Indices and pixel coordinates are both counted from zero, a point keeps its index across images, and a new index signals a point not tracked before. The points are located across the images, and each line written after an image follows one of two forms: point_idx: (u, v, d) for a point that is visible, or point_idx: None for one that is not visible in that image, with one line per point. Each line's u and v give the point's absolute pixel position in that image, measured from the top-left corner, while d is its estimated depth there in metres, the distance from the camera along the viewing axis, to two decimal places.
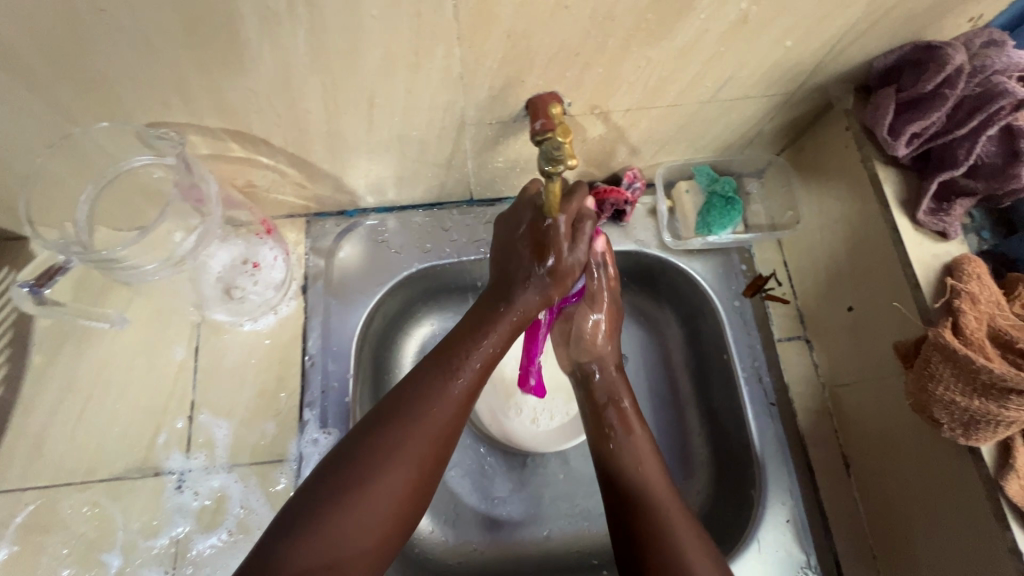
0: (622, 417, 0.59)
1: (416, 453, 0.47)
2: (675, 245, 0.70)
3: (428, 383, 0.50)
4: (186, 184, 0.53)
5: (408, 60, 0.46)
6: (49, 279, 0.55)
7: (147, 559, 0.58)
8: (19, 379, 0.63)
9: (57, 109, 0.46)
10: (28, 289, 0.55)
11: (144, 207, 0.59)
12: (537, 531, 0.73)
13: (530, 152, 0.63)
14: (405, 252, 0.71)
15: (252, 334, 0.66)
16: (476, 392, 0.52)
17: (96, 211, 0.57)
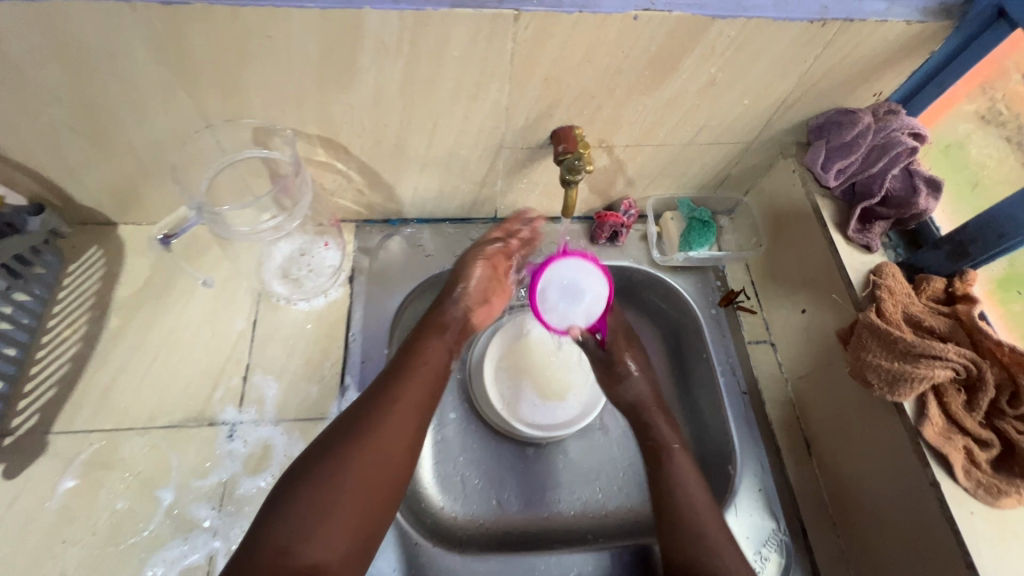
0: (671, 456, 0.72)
1: (394, 432, 0.61)
2: (662, 261, 0.86)
3: (385, 391, 0.63)
4: (292, 183, 0.68)
5: (470, 92, 0.62)
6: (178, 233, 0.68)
7: (197, 496, 0.64)
8: (97, 337, 0.73)
9: (201, 109, 0.61)
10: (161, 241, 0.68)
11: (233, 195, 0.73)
12: (540, 512, 0.81)
13: (548, 178, 0.79)
14: (437, 255, 0.85)
15: (303, 312, 0.77)
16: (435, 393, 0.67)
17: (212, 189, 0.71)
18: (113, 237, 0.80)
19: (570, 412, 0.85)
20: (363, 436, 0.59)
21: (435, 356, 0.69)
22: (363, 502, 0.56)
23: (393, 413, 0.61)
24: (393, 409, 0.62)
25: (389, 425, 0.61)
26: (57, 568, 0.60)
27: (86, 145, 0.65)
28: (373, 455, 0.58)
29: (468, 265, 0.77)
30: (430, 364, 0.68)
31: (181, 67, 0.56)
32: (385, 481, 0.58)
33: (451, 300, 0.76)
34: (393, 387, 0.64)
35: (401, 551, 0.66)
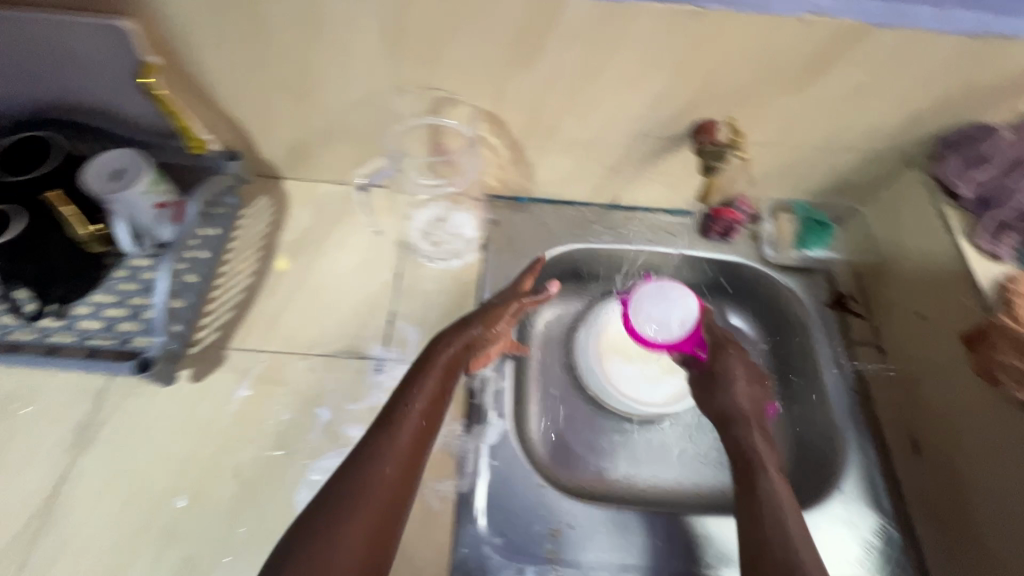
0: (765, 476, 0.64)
1: (382, 487, 0.56)
2: (773, 258, 0.89)
3: (371, 446, 0.59)
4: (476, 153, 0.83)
5: (632, 80, 0.69)
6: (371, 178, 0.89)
7: (350, 418, 0.72)
8: (266, 273, 0.83)
9: (397, 77, 0.70)
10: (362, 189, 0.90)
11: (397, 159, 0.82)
12: (637, 479, 0.86)
13: (676, 169, 0.84)
14: (560, 233, 0.91)
15: (442, 270, 0.85)
16: (423, 445, 0.61)
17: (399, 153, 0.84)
18: (279, 189, 0.90)
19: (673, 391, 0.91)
20: (350, 469, 0.56)
21: (425, 406, 0.64)
22: (370, 528, 0.53)
23: (381, 468, 0.57)
24: (379, 461, 0.57)
25: (381, 478, 0.56)
26: (233, 462, 0.68)
27: (290, 102, 0.75)
28: (371, 474, 0.56)
29: (491, 309, 0.74)
30: (424, 417, 0.63)
31: (395, 39, 0.65)
32: (384, 504, 0.55)
33: (453, 342, 0.70)
34: (372, 443, 0.59)
35: (524, 493, 0.70)
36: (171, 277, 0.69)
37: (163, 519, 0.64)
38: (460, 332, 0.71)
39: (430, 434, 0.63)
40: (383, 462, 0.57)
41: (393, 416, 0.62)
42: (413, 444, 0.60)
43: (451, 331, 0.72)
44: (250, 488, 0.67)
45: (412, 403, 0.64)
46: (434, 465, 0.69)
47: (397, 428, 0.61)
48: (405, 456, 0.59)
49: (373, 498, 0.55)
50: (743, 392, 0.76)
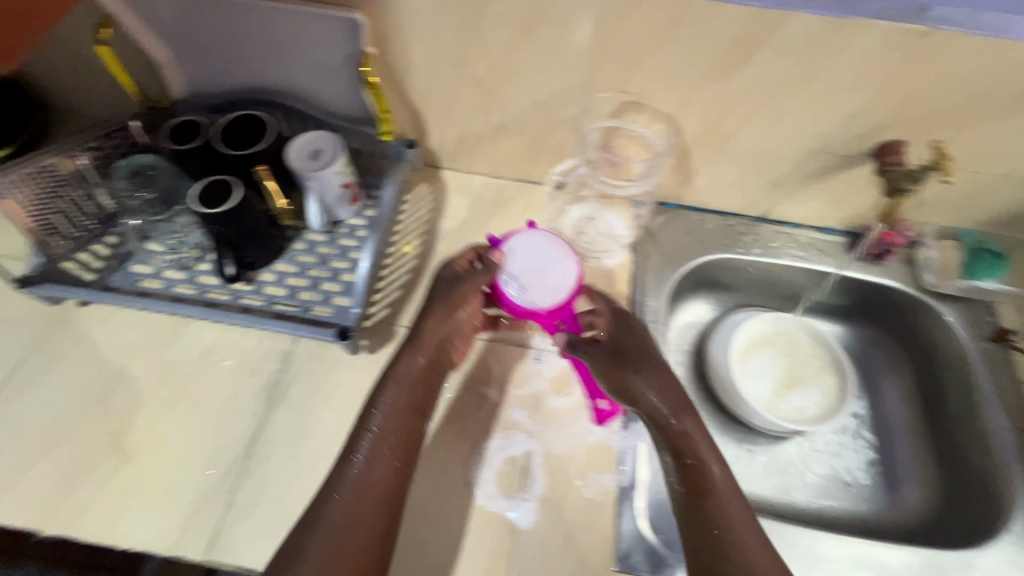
0: (706, 505, 0.61)
1: (343, 514, 0.59)
2: (932, 286, 0.87)
3: (332, 479, 0.61)
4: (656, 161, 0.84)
5: (832, 96, 0.69)
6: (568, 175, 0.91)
7: (513, 402, 0.75)
8: (431, 257, 0.88)
9: (595, 80, 0.73)
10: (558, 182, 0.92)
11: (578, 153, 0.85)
12: (772, 489, 0.86)
13: (842, 188, 0.84)
14: (708, 242, 0.92)
15: (595, 268, 0.88)
16: (399, 479, 0.63)
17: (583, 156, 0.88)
18: (439, 179, 0.95)
19: (802, 412, 0.89)
20: (322, 510, 0.59)
21: (388, 425, 0.65)
22: (335, 548, 0.57)
23: (344, 499, 0.60)
24: (341, 491, 0.60)
25: (347, 508, 0.59)
26: None
27: (481, 98, 0.79)
28: (350, 504, 0.59)
29: (454, 301, 0.73)
30: (390, 440, 0.64)
31: (608, 42, 0.67)
32: (380, 497, 0.60)
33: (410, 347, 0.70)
34: (331, 476, 0.62)
35: None
36: (374, 251, 0.79)
37: None
38: (434, 331, 0.71)
39: (405, 461, 0.64)
40: (341, 493, 0.60)
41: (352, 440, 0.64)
42: (387, 479, 0.62)
43: (428, 334, 0.71)
44: (424, 458, 0.71)
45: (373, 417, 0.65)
46: (595, 456, 0.72)
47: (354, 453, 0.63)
48: (388, 483, 0.62)
49: (337, 506, 0.59)
50: (654, 372, 0.70)
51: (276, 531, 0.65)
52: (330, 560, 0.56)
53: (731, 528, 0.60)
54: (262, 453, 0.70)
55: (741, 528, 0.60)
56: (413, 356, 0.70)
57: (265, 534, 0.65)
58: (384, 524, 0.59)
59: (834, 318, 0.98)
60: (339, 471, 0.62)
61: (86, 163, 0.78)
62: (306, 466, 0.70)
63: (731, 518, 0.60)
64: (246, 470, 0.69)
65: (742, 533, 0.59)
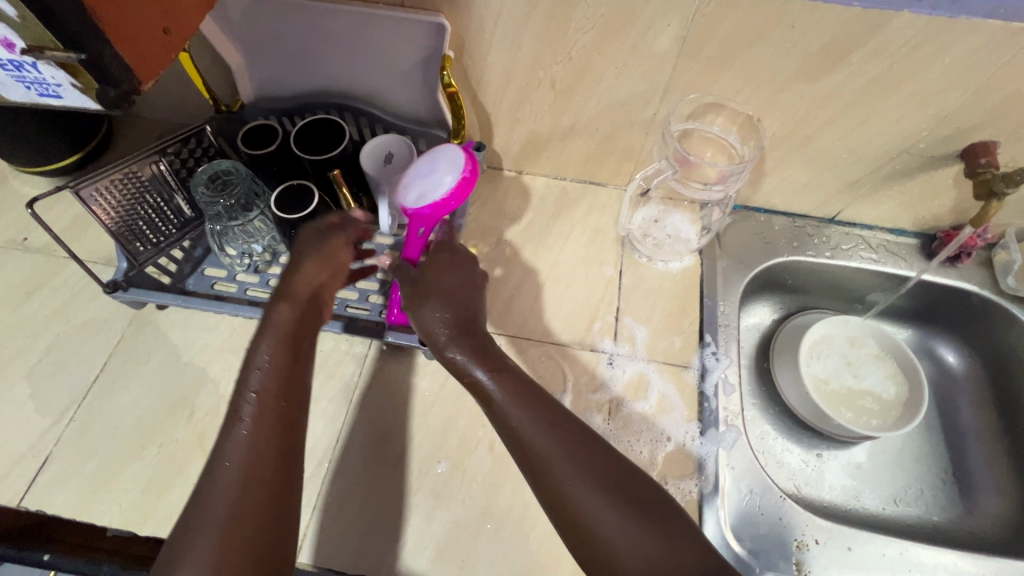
0: (528, 424, 0.52)
1: (228, 481, 0.48)
2: (1014, 290, 0.85)
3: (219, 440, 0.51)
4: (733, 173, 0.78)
5: (925, 96, 0.67)
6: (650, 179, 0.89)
7: (589, 407, 0.74)
8: (499, 259, 0.87)
9: (677, 81, 0.72)
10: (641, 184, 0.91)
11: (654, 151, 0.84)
12: (845, 494, 0.85)
13: (922, 188, 0.82)
14: (776, 244, 0.90)
15: (663, 271, 0.86)
16: (267, 426, 0.52)
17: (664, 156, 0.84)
18: (502, 180, 0.95)
19: (879, 416, 0.87)
20: (211, 480, 0.48)
21: (266, 374, 0.55)
22: (223, 515, 0.46)
23: (242, 466, 0.49)
24: (221, 454, 0.49)
25: (225, 466, 0.49)
26: (484, 435, 0.73)
27: (556, 100, 0.78)
28: (245, 473, 0.49)
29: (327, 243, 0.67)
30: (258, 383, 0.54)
31: (697, 42, 0.66)
32: (272, 458, 0.50)
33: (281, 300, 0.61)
34: (222, 439, 0.51)
35: (764, 501, 0.70)
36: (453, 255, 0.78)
37: (429, 480, 0.70)
38: (310, 277, 0.64)
39: (270, 399, 0.54)
40: (224, 454, 0.50)
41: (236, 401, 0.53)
42: (264, 440, 0.51)
43: (298, 285, 0.63)
44: (504, 462, 0.71)
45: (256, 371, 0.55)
46: (675, 462, 0.71)
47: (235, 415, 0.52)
48: (274, 436, 0.52)
49: (235, 487, 0.48)
50: (442, 277, 0.62)
51: (363, 532, 0.66)
52: (227, 540, 0.45)
53: (561, 494, 0.48)
54: (344, 455, 0.71)
55: (564, 459, 0.49)
56: (283, 302, 0.60)
57: (352, 536, 0.66)
58: (240, 473, 0.49)
59: (900, 322, 0.96)
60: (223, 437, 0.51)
61: (164, 168, 0.79)
62: (388, 469, 0.70)
63: (559, 484, 0.48)
64: (331, 472, 0.70)
65: (564, 456, 0.49)
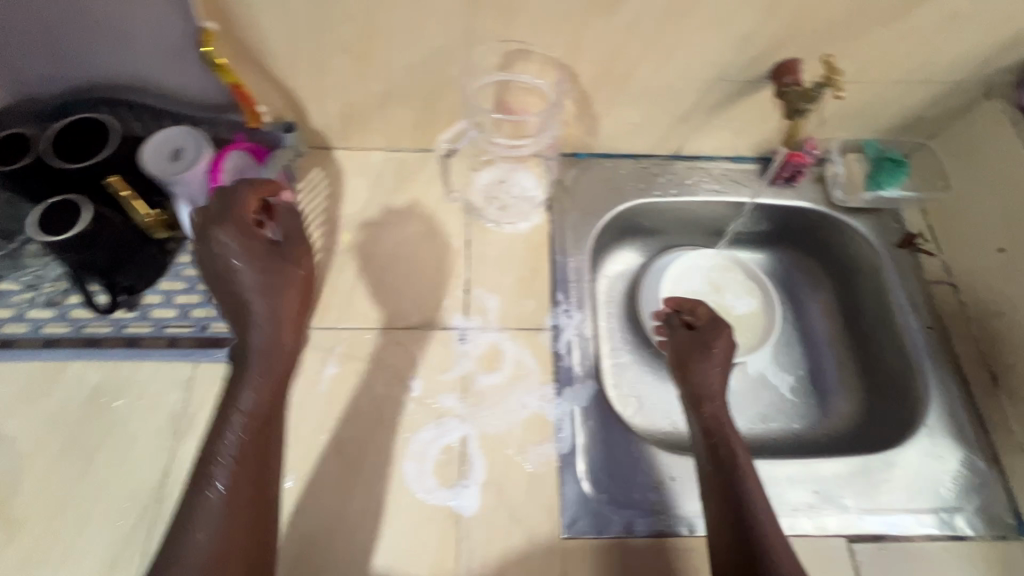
0: (731, 452, 0.64)
1: (236, 521, 0.55)
2: (843, 201, 0.88)
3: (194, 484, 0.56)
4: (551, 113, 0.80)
5: (721, 19, 0.65)
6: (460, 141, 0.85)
7: (441, 388, 0.72)
8: (336, 248, 0.80)
9: (473, 29, 0.66)
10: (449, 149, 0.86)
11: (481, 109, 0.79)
12: (711, 425, 0.87)
13: (747, 114, 0.82)
14: (623, 187, 0.89)
15: (511, 235, 0.83)
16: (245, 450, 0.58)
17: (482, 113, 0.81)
18: (332, 160, 0.87)
19: (739, 338, 0.90)
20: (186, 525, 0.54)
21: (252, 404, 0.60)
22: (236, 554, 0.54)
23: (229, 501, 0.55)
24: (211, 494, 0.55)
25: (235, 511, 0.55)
26: (333, 438, 0.69)
27: (357, 64, 0.71)
28: (229, 527, 0.54)
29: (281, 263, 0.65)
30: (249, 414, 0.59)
31: None
32: (254, 498, 0.57)
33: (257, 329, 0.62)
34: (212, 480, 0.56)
35: (622, 448, 0.70)
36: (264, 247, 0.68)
37: None
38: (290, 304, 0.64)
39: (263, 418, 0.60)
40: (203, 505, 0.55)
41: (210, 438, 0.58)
42: (254, 478, 0.57)
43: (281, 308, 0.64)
44: (356, 465, 0.67)
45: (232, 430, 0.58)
46: (532, 428, 0.70)
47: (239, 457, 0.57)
48: (247, 492, 0.57)
49: (220, 518, 0.55)
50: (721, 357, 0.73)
51: None
52: None
53: (753, 521, 0.58)
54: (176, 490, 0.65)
55: (748, 475, 0.62)
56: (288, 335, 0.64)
57: None
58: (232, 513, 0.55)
59: (756, 247, 0.98)
60: (194, 496, 0.55)
61: None
62: None
63: (754, 507, 0.59)
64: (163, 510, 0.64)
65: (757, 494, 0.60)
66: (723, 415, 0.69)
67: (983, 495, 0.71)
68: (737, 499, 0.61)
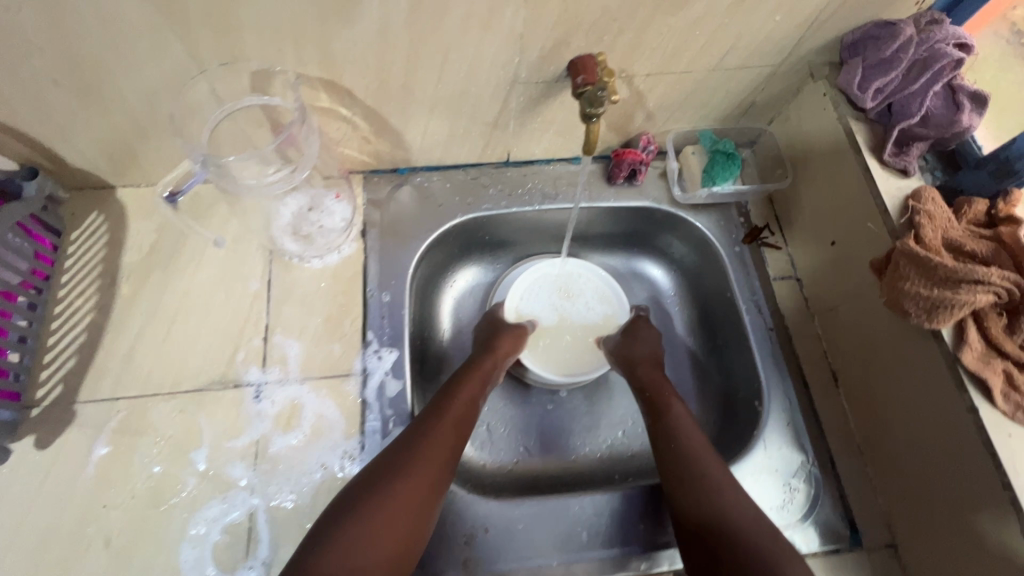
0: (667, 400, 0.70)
1: (402, 501, 0.55)
2: (684, 198, 0.82)
3: (371, 492, 0.55)
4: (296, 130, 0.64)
5: (482, 20, 0.57)
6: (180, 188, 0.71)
7: (230, 456, 0.65)
8: (112, 304, 0.71)
9: (192, 52, 0.56)
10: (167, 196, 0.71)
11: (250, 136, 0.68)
12: (565, 454, 0.82)
13: (562, 114, 0.74)
14: (448, 204, 0.81)
15: (318, 270, 0.75)
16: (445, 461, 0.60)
17: (216, 135, 0.66)
18: (113, 202, 0.76)
19: (597, 357, 0.83)
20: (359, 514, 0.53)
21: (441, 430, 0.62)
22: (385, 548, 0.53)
23: (389, 504, 0.54)
24: (393, 493, 0.55)
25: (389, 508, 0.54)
26: (102, 530, 0.61)
27: (77, 102, 0.60)
28: (399, 522, 0.54)
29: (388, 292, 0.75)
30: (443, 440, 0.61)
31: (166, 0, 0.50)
32: (414, 505, 0.56)
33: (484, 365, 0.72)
34: (378, 488, 0.55)
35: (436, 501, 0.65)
36: None
37: None
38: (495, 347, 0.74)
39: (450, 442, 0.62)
40: (387, 498, 0.54)
41: (390, 464, 0.57)
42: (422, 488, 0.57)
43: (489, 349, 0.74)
44: (127, 558, 0.60)
45: (425, 444, 0.60)
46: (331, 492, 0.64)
47: (411, 457, 0.58)
48: (415, 502, 0.56)
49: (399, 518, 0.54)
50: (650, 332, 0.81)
51: None
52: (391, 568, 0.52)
53: (700, 455, 0.63)
54: None
55: (691, 427, 0.66)
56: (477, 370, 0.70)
57: None
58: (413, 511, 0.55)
59: (614, 250, 0.92)
60: (370, 493, 0.55)
61: None
62: None
63: (699, 444, 0.64)
64: None
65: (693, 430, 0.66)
66: (659, 376, 0.74)
67: (819, 506, 0.67)
68: (680, 440, 0.65)
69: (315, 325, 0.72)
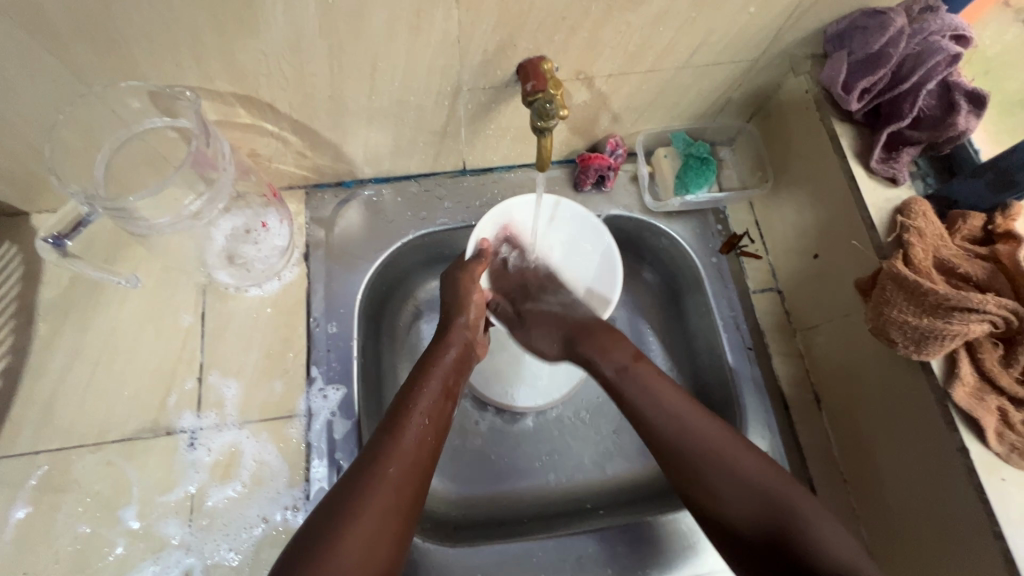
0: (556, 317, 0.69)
1: (391, 485, 0.49)
2: (655, 207, 0.75)
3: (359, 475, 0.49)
4: (204, 150, 0.55)
5: (410, 23, 0.49)
6: (73, 231, 0.60)
7: (164, 512, 0.60)
8: (26, 347, 0.64)
9: (74, 72, 0.48)
10: (52, 241, 0.59)
11: (159, 166, 0.60)
12: (534, 482, 0.73)
13: (518, 121, 0.67)
14: (400, 220, 0.74)
15: (257, 299, 0.69)
16: (430, 438, 0.54)
17: (114, 172, 0.58)
18: (26, 230, 0.67)
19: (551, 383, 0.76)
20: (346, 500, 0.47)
21: (432, 404, 0.56)
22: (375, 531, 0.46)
23: (381, 486, 0.48)
24: (378, 476, 0.49)
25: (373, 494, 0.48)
26: None
27: None
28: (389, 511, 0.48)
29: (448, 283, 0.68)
30: (429, 417, 0.55)
31: (26, 16, 0.42)
32: (402, 489, 0.49)
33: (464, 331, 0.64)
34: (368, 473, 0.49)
35: None
36: None
37: None
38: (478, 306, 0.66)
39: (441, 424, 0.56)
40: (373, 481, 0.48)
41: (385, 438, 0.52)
42: (412, 468, 0.51)
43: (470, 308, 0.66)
44: None
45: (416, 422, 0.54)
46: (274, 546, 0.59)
47: (399, 430, 0.53)
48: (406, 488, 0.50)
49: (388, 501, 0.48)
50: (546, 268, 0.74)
51: None
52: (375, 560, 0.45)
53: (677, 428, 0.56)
54: None
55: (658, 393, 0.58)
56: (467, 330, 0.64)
57: None
58: (401, 497, 0.49)
59: None
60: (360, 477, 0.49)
61: None
62: None
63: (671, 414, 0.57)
64: None
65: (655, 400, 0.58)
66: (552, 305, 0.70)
67: None
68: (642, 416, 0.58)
69: (253, 363, 0.66)
